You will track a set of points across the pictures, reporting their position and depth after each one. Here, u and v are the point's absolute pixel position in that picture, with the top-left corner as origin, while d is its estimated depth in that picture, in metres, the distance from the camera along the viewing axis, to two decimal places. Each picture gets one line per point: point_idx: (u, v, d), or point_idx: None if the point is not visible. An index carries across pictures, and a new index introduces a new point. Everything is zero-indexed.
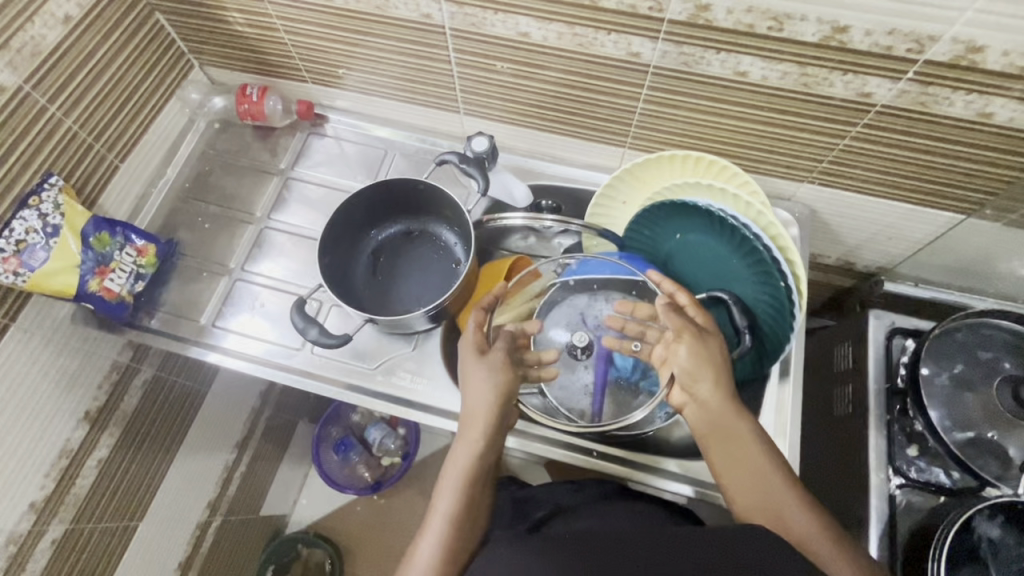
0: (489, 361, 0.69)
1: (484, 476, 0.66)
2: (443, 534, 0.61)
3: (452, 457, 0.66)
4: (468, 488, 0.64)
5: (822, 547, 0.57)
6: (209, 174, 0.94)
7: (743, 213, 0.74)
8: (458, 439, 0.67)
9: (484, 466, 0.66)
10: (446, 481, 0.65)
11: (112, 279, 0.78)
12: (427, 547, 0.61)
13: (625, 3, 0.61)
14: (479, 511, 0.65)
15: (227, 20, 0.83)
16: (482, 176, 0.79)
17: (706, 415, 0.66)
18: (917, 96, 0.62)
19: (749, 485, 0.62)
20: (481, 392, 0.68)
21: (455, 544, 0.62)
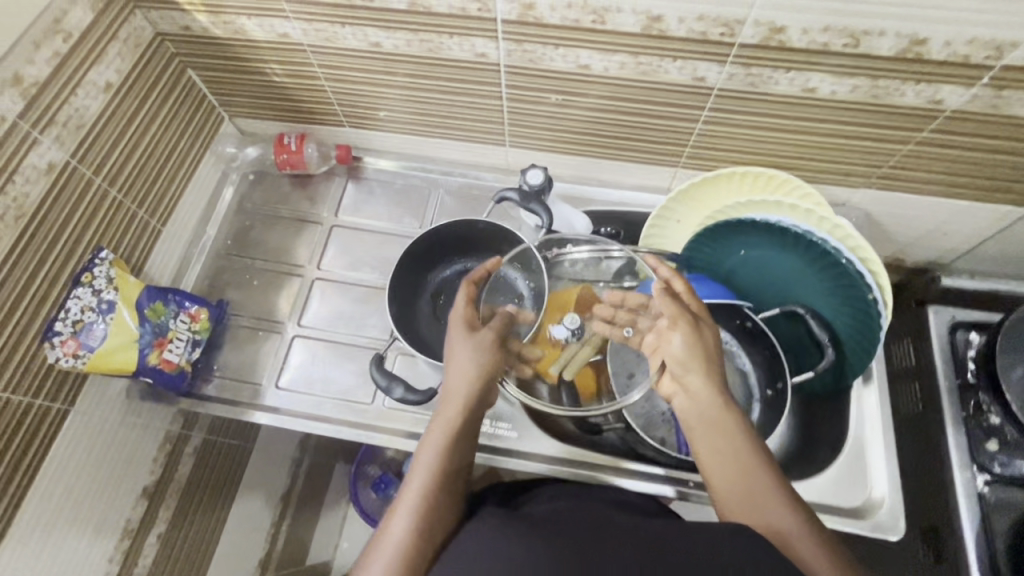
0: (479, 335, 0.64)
1: (465, 460, 0.58)
2: (418, 521, 0.51)
3: (429, 436, 0.57)
4: (447, 473, 0.55)
5: (815, 564, 0.48)
6: (251, 229, 0.91)
7: (817, 227, 0.73)
8: (435, 416, 0.59)
9: (465, 449, 0.58)
10: (421, 462, 0.55)
11: (171, 349, 0.75)
12: (398, 530, 0.51)
13: (696, 30, 0.61)
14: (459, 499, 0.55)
15: (265, 72, 0.81)
16: (545, 211, 0.78)
17: (696, 405, 0.59)
18: (990, 100, 0.62)
19: (736, 484, 0.54)
20: (466, 365, 0.61)
21: (429, 537, 0.51)
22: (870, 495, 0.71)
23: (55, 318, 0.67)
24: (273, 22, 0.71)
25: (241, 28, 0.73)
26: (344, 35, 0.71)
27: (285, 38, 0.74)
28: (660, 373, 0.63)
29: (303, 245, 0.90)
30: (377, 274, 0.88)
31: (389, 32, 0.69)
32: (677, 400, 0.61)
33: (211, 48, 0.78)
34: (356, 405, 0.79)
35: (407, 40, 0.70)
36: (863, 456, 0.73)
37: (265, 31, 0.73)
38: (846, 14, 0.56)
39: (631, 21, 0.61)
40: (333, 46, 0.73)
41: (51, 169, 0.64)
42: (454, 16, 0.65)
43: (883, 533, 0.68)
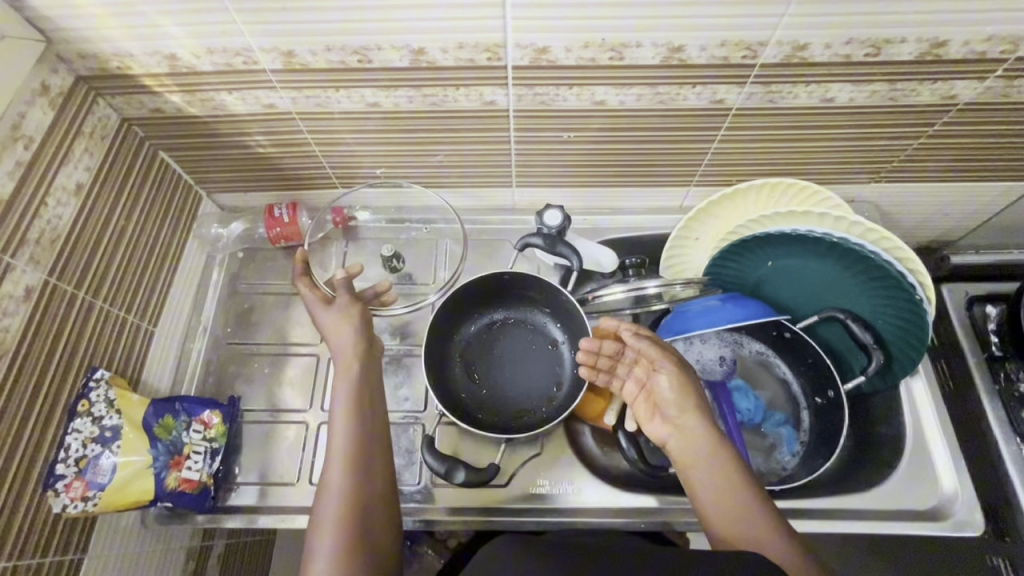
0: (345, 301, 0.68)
1: (372, 395, 0.63)
2: (351, 456, 0.57)
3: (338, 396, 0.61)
4: (360, 414, 0.61)
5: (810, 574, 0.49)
6: (250, 311, 0.84)
7: (849, 232, 0.72)
8: (337, 382, 0.62)
9: (371, 388, 0.64)
10: (337, 416, 0.60)
11: (190, 466, 0.67)
12: (335, 472, 0.56)
13: (717, 56, 0.59)
14: (379, 428, 0.62)
15: (248, 144, 0.74)
16: (574, 251, 0.74)
17: (689, 439, 0.59)
18: (1001, 90, 0.63)
19: (730, 511, 0.54)
20: (345, 327, 0.66)
21: (364, 466, 0.57)
22: (941, 490, 0.71)
23: (55, 461, 0.59)
24: (258, 93, 0.65)
25: (220, 103, 0.67)
26: (338, 99, 0.66)
27: (272, 109, 0.68)
28: (651, 416, 0.64)
29: (309, 321, 0.83)
30: (397, 340, 0.82)
31: (390, 91, 0.64)
32: (668, 437, 0.61)
33: (186, 127, 0.71)
34: (401, 489, 0.73)
35: (409, 97, 0.65)
36: (925, 453, 0.73)
37: (249, 104, 0.67)
38: (870, 26, 0.55)
39: (650, 54, 0.59)
40: (326, 111, 0.68)
41: (29, 296, 0.57)
42: (460, 68, 0.61)
43: (962, 529, 0.68)
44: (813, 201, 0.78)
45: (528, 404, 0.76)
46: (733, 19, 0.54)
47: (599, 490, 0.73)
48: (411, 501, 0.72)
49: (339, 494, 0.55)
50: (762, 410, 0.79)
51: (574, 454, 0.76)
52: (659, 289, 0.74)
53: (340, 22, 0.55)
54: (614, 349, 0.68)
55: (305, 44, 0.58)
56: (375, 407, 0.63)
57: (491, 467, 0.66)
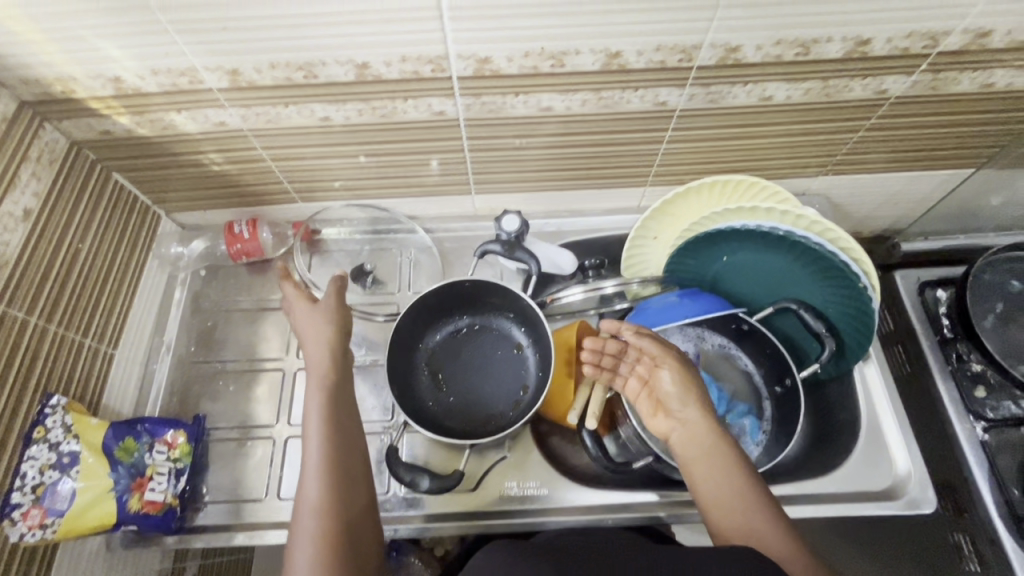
0: (320, 310, 0.67)
1: (344, 412, 0.63)
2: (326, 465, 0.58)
3: (310, 413, 0.61)
4: (333, 431, 0.60)
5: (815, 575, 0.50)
6: (214, 329, 0.83)
7: (795, 226, 0.74)
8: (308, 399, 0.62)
9: (345, 396, 0.64)
10: (312, 431, 0.60)
11: (153, 488, 0.67)
12: (312, 492, 0.56)
13: (654, 60, 0.60)
14: (354, 444, 0.62)
15: (202, 162, 0.75)
16: (531, 256, 0.75)
17: (694, 437, 0.60)
18: (929, 83, 0.66)
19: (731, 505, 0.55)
20: (322, 337, 0.65)
21: (338, 483, 0.57)
22: (895, 471, 0.73)
23: (10, 491, 0.58)
24: (207, 112, 0.65)
25: (170, 123, 0.67)
26: (288, 114, 0.66)
27: (223, 127, 0.68)
28: (653, 413, 0.64)
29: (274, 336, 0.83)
30: (364, 351, 0.83)
31: (339, 105, 0.65)
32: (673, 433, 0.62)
33: (139, 147, 0.71)
34: None
35: (358, 110, 0.66)
36: (880, 435, 0.75)
37: (199, 123, 0.67)
38: (796, 27, 0.57)
39: (590, 60, 0.60)
40: (277, 127, 0.68)
41: None
42: (406, 80, 0.62)
43: (915, 507, 0.70)
44: (762, 195, 0.80)
45: (496, 408, 0.77)
46: (665, 24, 0.56)
47: (567, 489, 0.74)
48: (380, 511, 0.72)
49: (316, 511, 0.55)
50: (726, 402, 0.80)
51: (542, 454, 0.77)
52: (615, 288, 0.76)
53: (282, 39, 0.56)
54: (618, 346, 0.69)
55: (250, 61, 0.59)
56: (351, 420, 0.63)
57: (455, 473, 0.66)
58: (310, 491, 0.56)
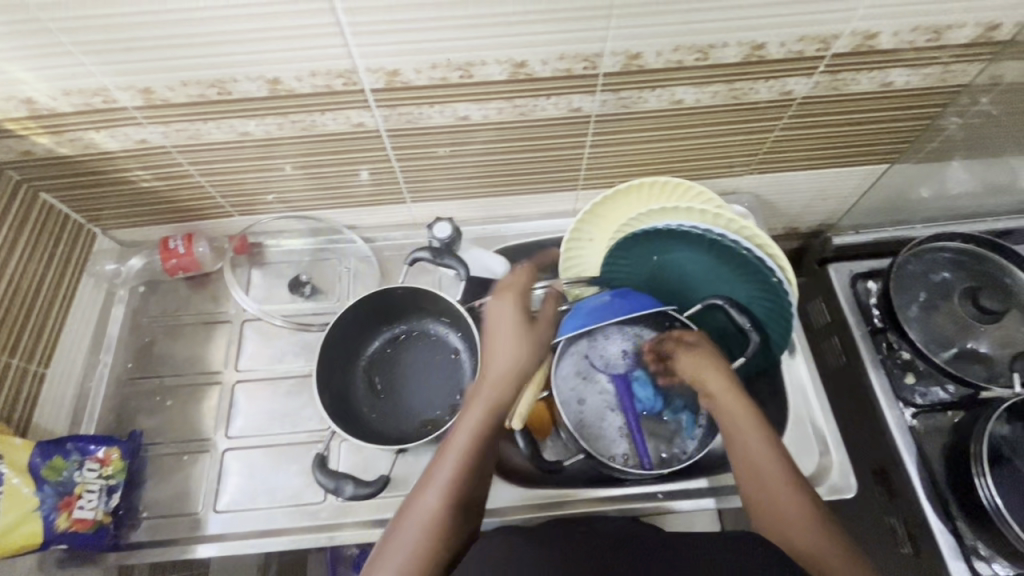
0: (512, 321, 0.66)
1: (496, 431, 0.60)
2: (465, 458, 0.57)
3: (467, 417, 0.59)
4: (484, 444, 0.58)
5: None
6: (152, 344, 0.84)
7: (715, 224, 0.77)
8: (475, 397, 0.61)
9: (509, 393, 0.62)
10: (469, 417, 0.59)
11: (82, 506, 0.67)
12: (430, 500, 0.54)
13: (559, 69, 0.62)
14: (487, 469, 0.59)
15: (130, 179, 0.75)
16: (460, 262, 0.77)
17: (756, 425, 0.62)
18: (830, 83, 0.69)
19: (769, 488, 0.58)
20: (515, 333, 0.65)
21: (458, 502, 0.55)
22: (820, 460, 0.75)
23: None
24: (126, 130, 0.66)
25: (90, 142, 0.68)
26: (208, 130, 0.67)
27: (145, 144, 0.69)
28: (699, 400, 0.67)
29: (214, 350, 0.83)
30: (303, 361, 0.83)
31: (258, 120, 0.66)
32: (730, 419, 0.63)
33: (63, 167, 0.71)
34: (307, 507, 0.73)
35: (278, 124, 0.67)
36: (804, 425, 0.78)
37: (120, 141, 0.68)
38: (690, 34, 0.60)
39: (497, 70, 0.62)
40: (199, 142, 0.69)
41: None
42: (320, 94, 0.63)
43: (836, 494, 0.72)
44: (688, 195, 0.82)
45: (432, 412, 0.77)
46: (563, 34, 0.58)
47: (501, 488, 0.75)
48: (317, 519, 0.72)
49: (440, 495, 0.55)
50: (660, 397, 0.80)
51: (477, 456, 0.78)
52: (545, 290, 0.75)
53: (188, 57, 0.57)
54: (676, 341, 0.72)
55: (161, 80, 0.60)
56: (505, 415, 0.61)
57: (379, 479, 0.66)
58: (427, 496, 0.55)
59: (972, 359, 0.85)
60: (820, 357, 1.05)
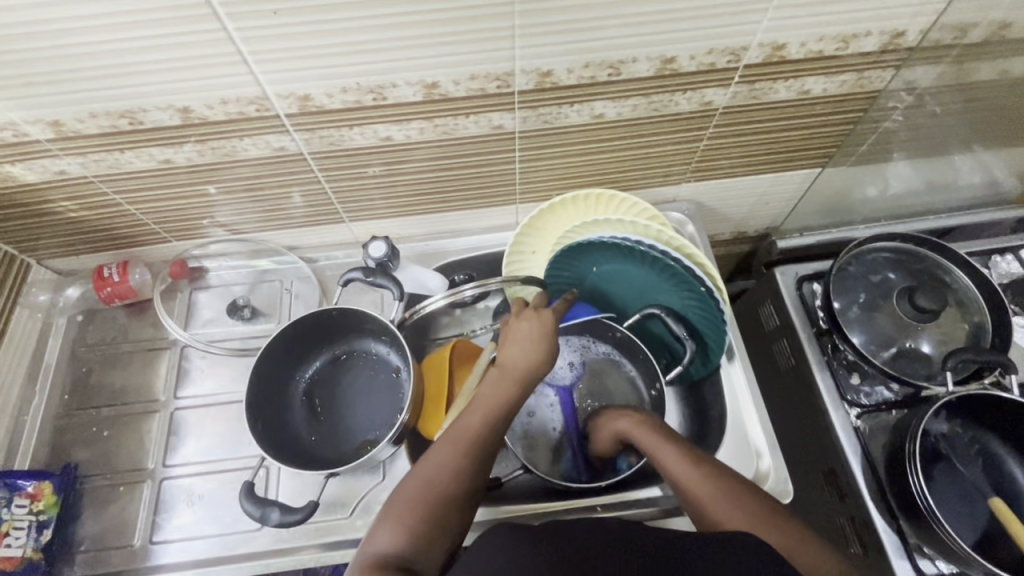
0: (542, 333, 0.65)
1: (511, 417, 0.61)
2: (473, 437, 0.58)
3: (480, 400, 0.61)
4: (493, 429, 0.59)
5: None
6: (89, 374, 0.83)
7: (645, 235, 0.77)
8: (496, 381, 0.62)
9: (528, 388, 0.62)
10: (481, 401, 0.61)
11: (8, 544, 0.68)
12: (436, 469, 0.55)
13: (473, 88, 0.63)
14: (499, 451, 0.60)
15: (57, 210, 0.75)
16: (394, 282, 0.77)
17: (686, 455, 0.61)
18: (748, 93, 0.70)
19: (718, 484, 0.58)
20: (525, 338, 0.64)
21: (467, 474, 0.56)
22: (758, 467, 0.75)
23: None
24: (43, 162, 0.66)
25: (8, 175, 0.67)
26: (128, 159, 0.67)
27: (65, 175, 0.68)
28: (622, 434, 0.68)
29: (153, 377, 0.83)
30: (242, 384, 0.83)
31: (177, 147, 0.66)
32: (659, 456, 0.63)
33: None
34: (244, 534, 0.73)
35: (198, 150, 0.67)
36: (743, 432, 0.78)
37: (39, 172, 0.67)
38: (598, 51, 0.60)
39: (410, 92, 0.62)
40: (120, 171, 0.69)
41: None
42: (234, 121, 0.63)
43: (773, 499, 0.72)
44: (624, 207, 0.82)
45: (372, 434, 0.77)
46: (469, 55, 0.58)
47: None
48: (254, 545, 0.72)
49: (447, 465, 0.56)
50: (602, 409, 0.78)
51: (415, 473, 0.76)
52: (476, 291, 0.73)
53: (94, 89, 0.57)
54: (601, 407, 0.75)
55: (69, 112, 0.60)
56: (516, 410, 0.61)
57: (307, 504, 0.67)
58: (426, 469, 0.56)
59: (913, 358, 0.85)
60: (771, 359, 1.05)
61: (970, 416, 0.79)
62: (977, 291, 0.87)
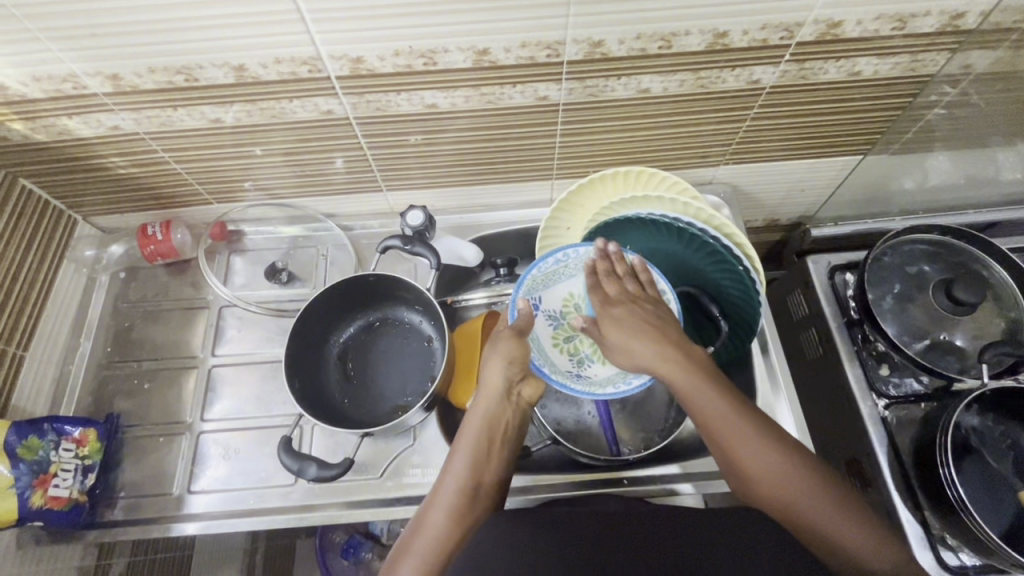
0: (500, 340, 0.66)
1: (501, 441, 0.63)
2: (467, 466, 0.60)
3: (465, 429, 0.63)
4: (482, 456, 0.61)
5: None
6: (131, 330, 0.85)
7: (684, 214, 0.76)
8: (472, 412, 0.64)
9: (505, 404, 0.64)
10: (466, 430, 0.63)
11: (57, 485, 0.69)
12: (438, 514, 0.57)
13: (524, 57, 0.63)
14: (499, 476, 0.62)
15: (108, 166, 0.77)
16: (431, 251, 0.77)
17: (758, 440, 0.55)
18: (797, 72, 0.69)
19: (760, 460, 0.55)
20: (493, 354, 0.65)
21: (472, 507, 0.58)
22: None
23: None
24: (98, 116, 0.68)
25: (65, 128, 0.69)
26: (179, 117, 0.68)
27: (118, 130, 0.70)
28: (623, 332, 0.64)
29: (191, 335, 0.85)
30: (278, 345, 0.84)
31: (227, 107, 0.67)
32: (700, 406, 0.58)
33: (40, 154, 0.73)
34: (277, 488, 0.75)
35: (247, 111, 0.68)
36: (772, 416, 0.78)
37: (94, 127, 0.69)
38: (651, 22, 0.60)
39: (460, 58, 0.63)
40: (172, 129, 0.70)
41: None
42: (286, 81, 0.64)
43: None
44: (662, 186, 0.82)
45: (404, 399, 0.78)
46: (523, 23, 0.59)
47: None
48: (289, 499, 0.74)
49: (446, 502, 0.58)
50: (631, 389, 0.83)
51: (444, 439, 0.78)
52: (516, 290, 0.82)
53: (154, 44, 0.58)
54: (634, 308, 0.65)
55: (128, 67, 0.61)
56: (505, 431, 0.63)
57: (344, 461, 0.69)
58: (433, 512, 0.58)
59: (946, 351, 0.84)
60: (798, 348, 1.05)
61: (1000, 409, 0.78)
62: (1017, 285, 0.85)
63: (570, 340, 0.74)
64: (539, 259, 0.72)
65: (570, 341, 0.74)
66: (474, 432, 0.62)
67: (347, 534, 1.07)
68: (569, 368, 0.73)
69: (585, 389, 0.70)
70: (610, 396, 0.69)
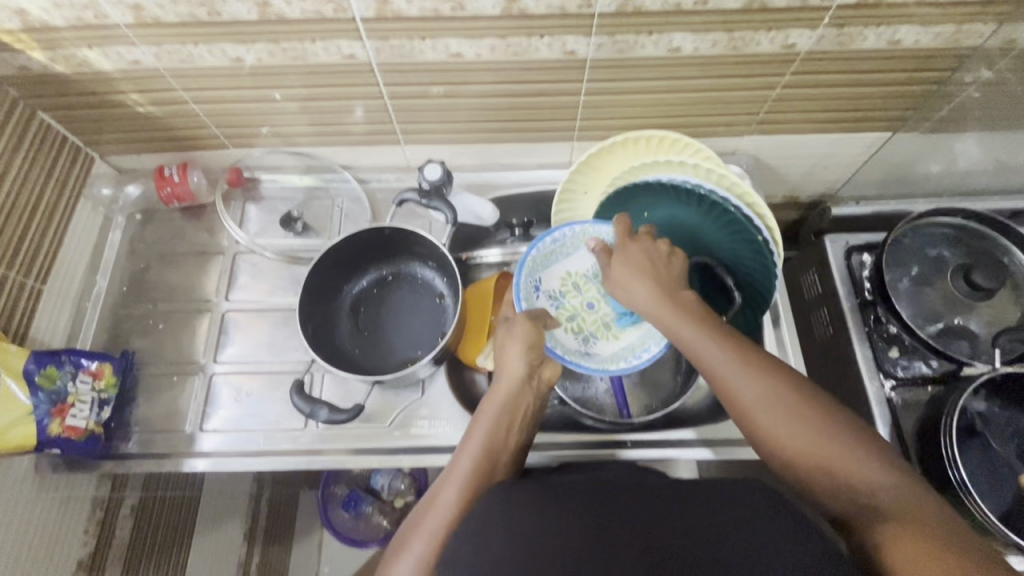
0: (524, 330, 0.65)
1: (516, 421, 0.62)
2: (484, 443, 0.58)
3: (483, 407, 0.62)
4: (499, 434, 0.60)
5: (891, 526, 0.45)
6: (147, 271, 0.86)
7: (706, 180, 0.75)
8: (490, 392, 0.63)
9: (526, 384, 0.63)
10: (484, 408, 0.62)
11: (74, 415, 0.71)
12: (452, 488, 0.55)
13: (554, 6, 0.61)
14: (513, 454, 0.60)
15: (126, 103, 0.76)
16: (446, 205, 0.78)
17: (752, 380, 0.53)
18: (835, 38, 0.67)
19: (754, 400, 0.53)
20: (515, 340, 0.65)
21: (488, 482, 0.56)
22: None
23: None
24: (119, 49, 0.67)
25: (85, 60, 0.68)
26: (200, 54, 0.67)
27: (139, 65, 0.69)
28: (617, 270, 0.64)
29: (205, 280, 0.86)
30: (290, 294, 0.85)
31: (248, 45, 0.66)
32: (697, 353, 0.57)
33: (60, 86, 0.72)
34: (287, 431, 0.76)
35: (269, 51, 0.67)
36: None
37: (114, 60, 0.68)
38: None
39: (488, 4, 0.61)
40: (192, 66, 0.69)
41: None
42: (310, 20, 0.62)
43: None
44: (686, 152, 0.80)
45: (414, 352, 0.79)
46: None
47: None
48: (299, 441, 0.75)
49: (461, 477, 0.56)
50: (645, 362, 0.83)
51: (452, 392, 0.79)
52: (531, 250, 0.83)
53: None
54: (641, 246, 0.63)
55: None
56: (524, 413, 0.62)
57: (355, 407, 0.71)
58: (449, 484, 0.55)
59: (958, 335, 0.84)
60: (808, 327, 1.04)
61: (1008, 395, 0.77)
62: None
63: (573, 319, 0.74)
64: (534, 242, 0.73)
65: (573, 319, 0.74)
66: (493, 410, 0.61)
67: (348, 487, 1.10)
68: (578, 347, 0.73)
69: (599, 365, 0.71)
70: (623, 371, 0.71)
